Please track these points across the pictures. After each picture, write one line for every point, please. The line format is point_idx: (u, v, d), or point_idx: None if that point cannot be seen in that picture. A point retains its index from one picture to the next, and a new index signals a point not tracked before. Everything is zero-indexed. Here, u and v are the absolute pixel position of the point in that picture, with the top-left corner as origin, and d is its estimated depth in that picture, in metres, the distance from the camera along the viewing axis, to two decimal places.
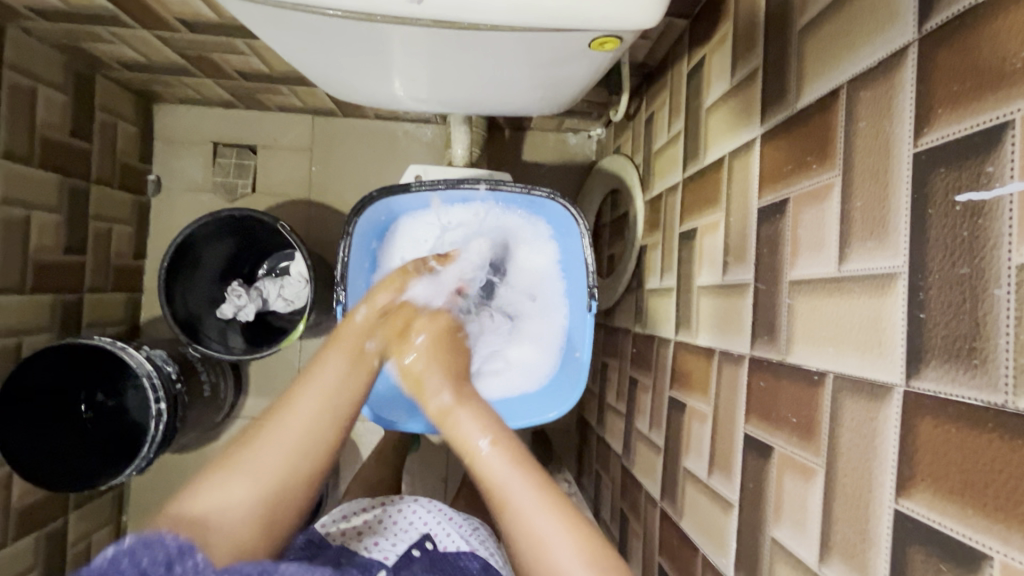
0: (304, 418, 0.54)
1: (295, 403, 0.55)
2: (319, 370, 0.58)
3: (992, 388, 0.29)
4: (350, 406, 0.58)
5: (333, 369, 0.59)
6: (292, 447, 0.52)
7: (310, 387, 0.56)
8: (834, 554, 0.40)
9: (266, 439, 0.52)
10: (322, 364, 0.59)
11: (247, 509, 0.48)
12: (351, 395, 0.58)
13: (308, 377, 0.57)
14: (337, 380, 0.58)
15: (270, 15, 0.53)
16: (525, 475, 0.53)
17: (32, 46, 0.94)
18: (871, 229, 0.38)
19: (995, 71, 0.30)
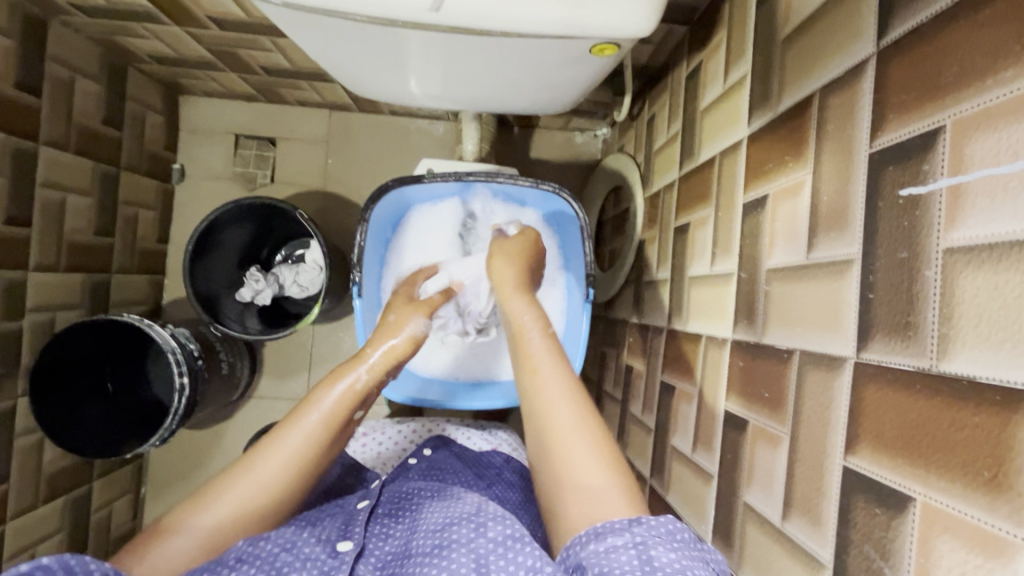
0: (256, 488, 0.54)
1: (257, 463, 0.56)
2: (285, 436, 0.57)
3: (920, 355, 0.34)
4: (313, 470, 0.58)
5: (304, 432, 0.58)
6: (239, 510, 0.53)
7: (274, 453, 0.56)
8: (795, 511, 0.45)
9: (214, 500, 0.53)
10: (291, 427, 0.58)
11: (190, 561, 0.50)
12: (315, 462, 0.58)
13: (271, 443, 0.57)
14: (303, 450, 0.57)
15: (300, 18, 0.58)
16: (580, 418, 0.54)
17: (72, 40, 1.00)
18: (835, 220, 0.43)
19: (933, 84, 0.35)
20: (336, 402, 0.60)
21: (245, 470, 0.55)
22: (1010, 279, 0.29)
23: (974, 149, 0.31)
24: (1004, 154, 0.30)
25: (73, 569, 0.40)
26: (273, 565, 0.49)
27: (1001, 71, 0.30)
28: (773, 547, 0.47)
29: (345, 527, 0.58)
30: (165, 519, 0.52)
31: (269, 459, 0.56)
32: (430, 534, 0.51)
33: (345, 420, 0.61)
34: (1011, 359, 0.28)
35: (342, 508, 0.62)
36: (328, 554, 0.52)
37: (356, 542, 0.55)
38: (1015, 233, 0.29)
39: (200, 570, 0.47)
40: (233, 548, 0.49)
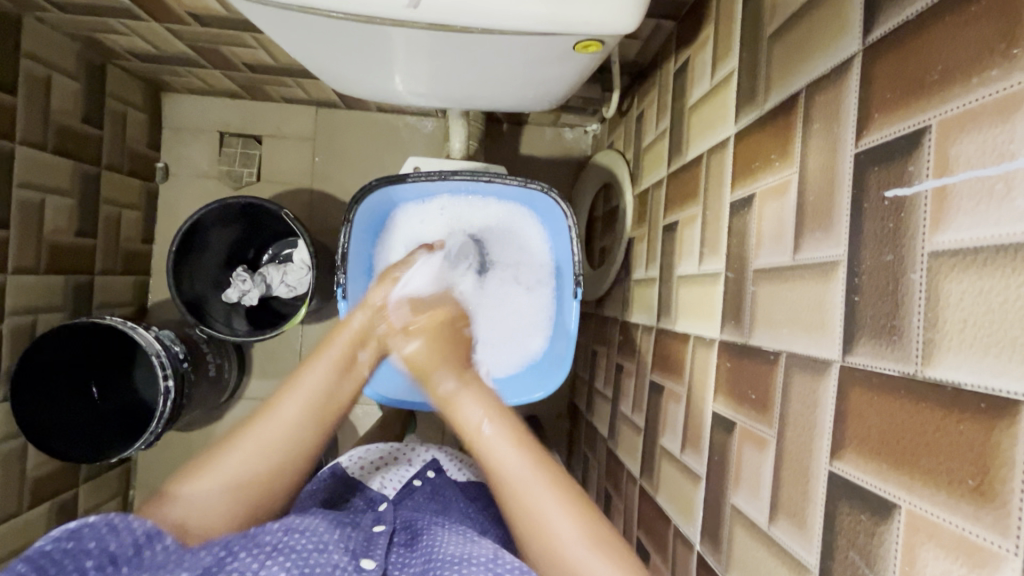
0: (277, 426, 0.57)
1: (279, 406, 0.58)
2: (302, 377, 0.60)
3: (905, 360, 0.33)
4: (332, 408, 0.60)
5: (316, 372, 0.61)
6: (265, 449, 0.55)
7: (294, 394, 0.59)
8: (781, 515, 0.44)
9: (239, 440, 0.55)
10: (304, 373, 0.60)
11: (221, 503, 0.52)
12: (335, 401, 0.61)
13: (289, 388, 0.59)
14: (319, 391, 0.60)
15: (277, 15, 0.56)
16: (532, 458, 0.55)
17: (48, 37, 0.98)
18: (821, 221, 0.42)
19: (919, 83, 0.34)
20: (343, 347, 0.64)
21: (269, 412, 0.57)
22: (995, 284, 0.28)
23: (959, 150, 0.31)
24: (989, 155, 0.29)
25: (116, 527, 0.46)
26: (303, 564, 0.46)
27: (987, 70, 0.30)
28: (760, 550, 0.46)
29: (366, 544, 0.54)
30: (193, 465, 0.54)
31: (289, 400, 0.58)
32: (451, 564, 0.48)
33: (352, 357, 0.64)
34: (997, 366, 0.28)
35: (359, 525, 0.58)
36: (352, 567, 0.48)
37: (378, 561, 0.51)
38: (1001, 236, 0.28)
39: (235, 540, 0.48)
40: (267, 532, 0.49)
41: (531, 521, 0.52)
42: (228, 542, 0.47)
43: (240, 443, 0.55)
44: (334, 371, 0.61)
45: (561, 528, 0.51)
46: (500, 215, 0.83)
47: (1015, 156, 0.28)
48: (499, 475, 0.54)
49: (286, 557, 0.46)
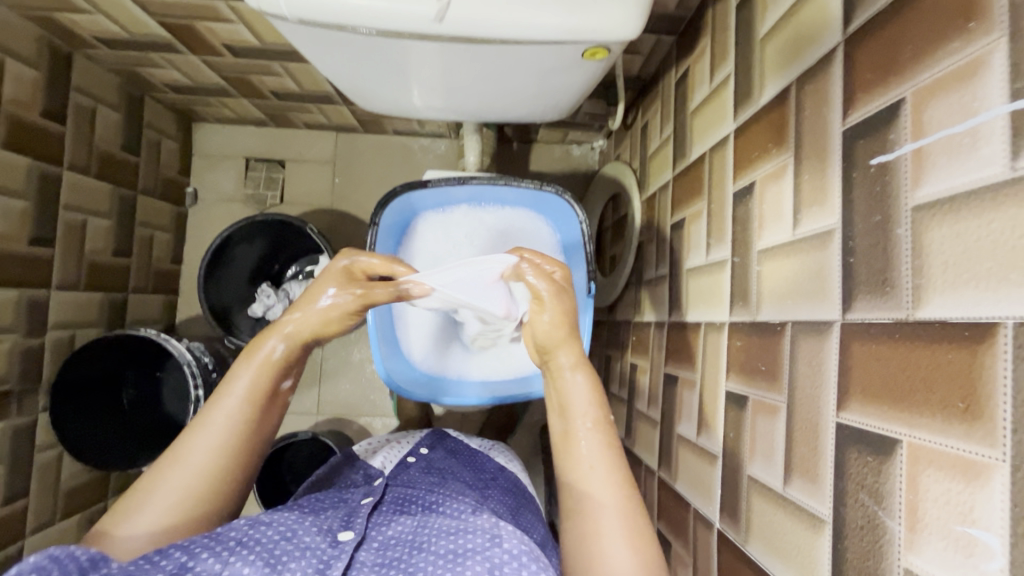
0: (191, 470, 0.55)
1: (186, 450, 0.56)
2: (206, 421, 0.57)
3: (898, 307, 0.36)
4: (248, 444, 0.58)
5: (223, 415, 0.57)
6: (181, 495, 0.53)
7: (199, 438, 0.56)
8: (795, 475, 0.46)
9: (155, 487, 0.53)
10: (211, 410, 0.58)
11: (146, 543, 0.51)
12: (247, 434, 0.58)
13: (200, 426, 0.57)
14: (233, 423, 0.57)
15: (312, 34, 0.62)
16: (608, 466, 0.57)
17: (94, 72, 1.07)
18: (816, 196, 0.46)
19: (893, 61, 0.38)
20: (252, 379, 0.59)
21: (179, 457, 0.55)
22: (970, 227, 0.32)
23: (931, 114, 0.35)
24: (956, 116, 0.33)
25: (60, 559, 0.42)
26: (273, 552, 0.48)
27: (951, 42, 0.34)
28: (776, 512, 0.48)
29: (348, 517, 0.56)
30: (117, 510, 0.53)
31: (196, 442, 0.56)
32: (445, 536, 0.50)
33: (271, 391, 0.61)
34: (979, 297, 0.31)
35: (345, 502, 0.60)
36: (328, 544, 0.51)
37: (358, 530, 0.53)
38: (972, 183, 0.32)
39: (196, 540, 0.46)
40: (232, 529, 0.49)
41: (585, 520, 0.54)
42: (187, 543, 0.46)
43: (156, 487, 0.53)
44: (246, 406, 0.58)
45: (615, 547, 0.51)
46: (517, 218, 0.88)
47: (979, 112, 0.31)
48: (580, 486, 0.56)
49: (253, 550, 0.47)
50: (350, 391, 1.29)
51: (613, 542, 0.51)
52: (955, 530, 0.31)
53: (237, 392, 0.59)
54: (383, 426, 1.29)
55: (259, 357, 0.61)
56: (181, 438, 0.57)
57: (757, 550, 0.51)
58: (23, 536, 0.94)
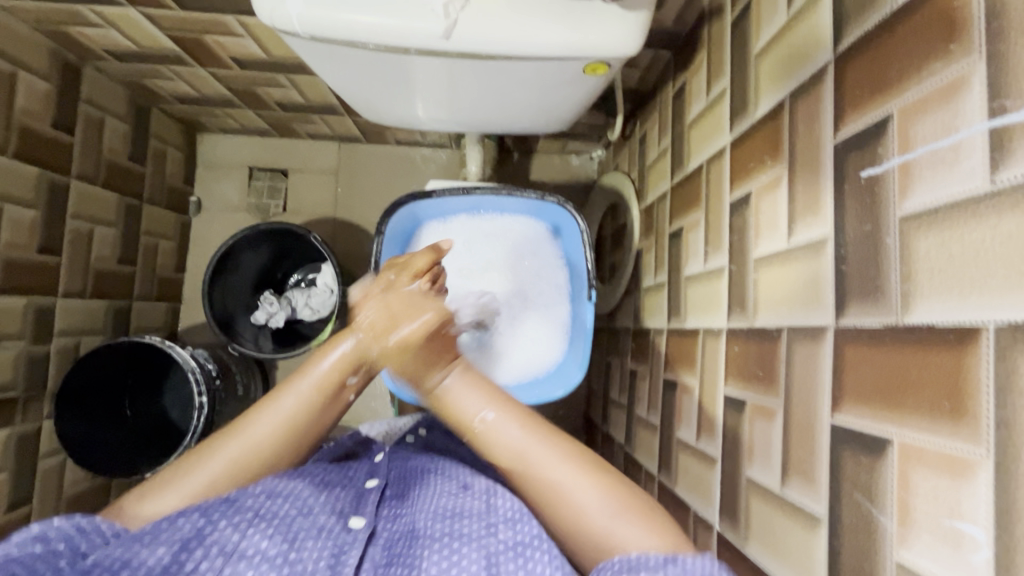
0: (244, 445, 0.55)
1: (248, 427, 0.56)
2: (278, 399, 0.57)
3: (888, 313, 0.38)
4: (305, 436, 0.57)
5: (293, 401, 0.57)
6: (228, 465, 0.54)
7: (267, 415, 0.56)
8: (792, 476, 0.48)
9: (198, 466, 0.54)
10: (285, 391, 0.57)
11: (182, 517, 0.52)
12: (307, 426, 0.57)
13: (268, 405, 0.57)
14: (296, 413, 0.57)
15: (322, 50, 0.64)
16: (553, 448, 0.53)
17: (103, 83, 1.09)
18: (810, 207, 0.48)
19: (881, 80, 0.40)
20: (327, 371, 0.58)
21: (241, 429, 0.56)
22: (954, 236, 0.34)
23: (917, 131, 0.37)
24: (940, 132, 0.35)
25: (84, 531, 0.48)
26: (289, 527, 0.50)
27: (935, 63, 0.36)
28: (774, 513, 0.50)
29: (357, 502, 0.57)
30: (158, 481, 0.54)
31: (261, 421, 0.56)
32: (442, 519, 0.52)
33: (337, 388, 0.59)
34: (962, 303, 0.33)
35: (350, 481, 0.60)
36: (340, 527, 0.52)
37: (368, 520, 0.54)
38: (956, 196, 0.33)
39: (215, 506, 0.50)
40: (248, 496, 0.51)
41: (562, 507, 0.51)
42: (206, 507, 0.50)
43: (215, 450, 0.54)
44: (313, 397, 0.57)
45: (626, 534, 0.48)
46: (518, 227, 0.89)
47: (960, 129, 0.33)
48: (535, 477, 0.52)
49: (269, 523, 0.50)
50: None
51: (588, 495, 0.50)
52: (943, 524, 0.33)
53: (309, 380, 0.58)
54: None
55: (336, 351, 0.60)
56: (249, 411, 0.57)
57: (756, 551, 0.52)
58: None
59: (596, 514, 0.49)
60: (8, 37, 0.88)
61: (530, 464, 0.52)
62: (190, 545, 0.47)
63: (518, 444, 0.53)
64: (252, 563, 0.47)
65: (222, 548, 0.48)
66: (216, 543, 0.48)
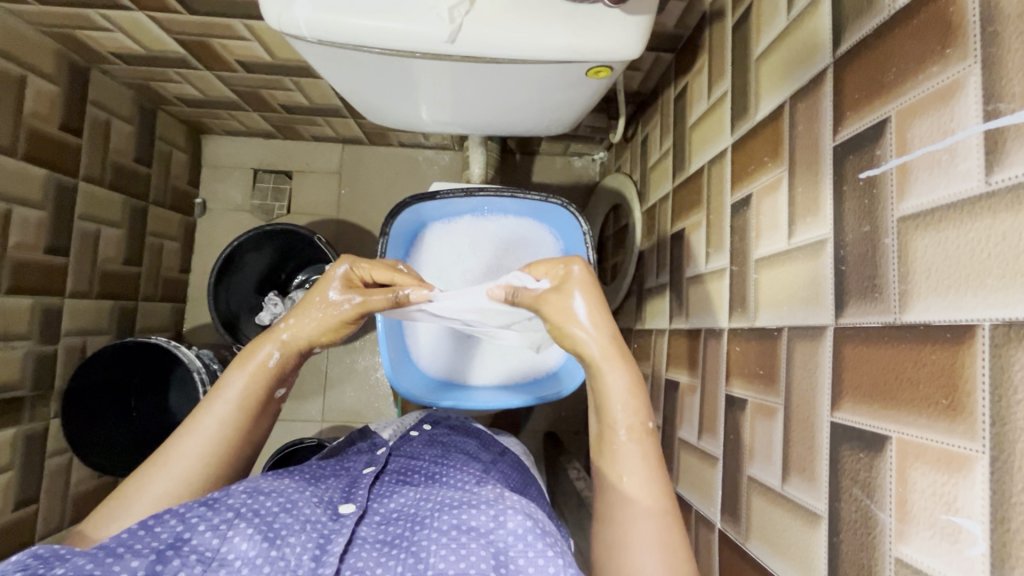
0: (174, 481, 0.55)
1: (170, 457, 0.56)
2: (198, 423, 0.59)
3: (886, 312, 0.39)
4: (231, 451, 0.59)
5: (213, 419, 0.59)
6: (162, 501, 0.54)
7: (187, 441, 0.58)
8: (793, 474, 0.48)
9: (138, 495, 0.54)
10: (202, 414, 0.60)
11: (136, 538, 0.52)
12: (231, 442, 0.59)
13: (186, 433, 0.58)
14: (221, 431, 0.59)
15: (328, 53, 0.65)
16: (653, 478, 0.53)
17: (108, 85, 1.10)
18: (810, 207, 0.49)
19: (878, 83, 0.41)
20: (244, 389, 0.61)
21: (164, 462, 0.56)
22: (950, 235, 0.34)
23: (914, 133, 0.37)
24: (935, 135, 0.36)
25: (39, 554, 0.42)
26: (272, 526, 0.49)
27: (931, 67, 0.36)
28: (775, 510, 0.50)
29: (348, 490, 0.57)
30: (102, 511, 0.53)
31: (183, 446, 0.57)
32: (448, 511, 0.51)
33: (262, 399, 0.62)
34: (959, 302, 0.33)
35: (346, 472, 0.62)
36: (329, 517, 0.52)
37: (358, 504, 0.55)
38: (950, 197, 0.34)
39: (193, 509, 0.48)
40: (229, 496, 0.50)
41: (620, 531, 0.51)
42: (184, 512, 0.48)
43: (144, 490, 0.54)
44: (231, 413, 0.60)
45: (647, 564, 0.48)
46: (521, 231, 0.90)
47: (956, 131, 0.34)
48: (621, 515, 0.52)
49: (251, 523, 0.48)
50: (353, 399, 1.31)
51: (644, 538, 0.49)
52: (940, 519, 0.33)
53: (225, 398, 0.61)
54: None
55: (253, 362, 0.63)
56: (166, 445, 0.58)
57: (758, 548, 0.53)
58: (32, 540, 0.95)
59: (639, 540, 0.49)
60: (17, 41, 0.89)
61: (626, 493, 0.52)
62: (165, 556, 0.44)
63: (632, 475, 0.53)
64: (235, 568, 0.45)
65: (202, 555, 0.45)
66: (196, 550, 0.46)
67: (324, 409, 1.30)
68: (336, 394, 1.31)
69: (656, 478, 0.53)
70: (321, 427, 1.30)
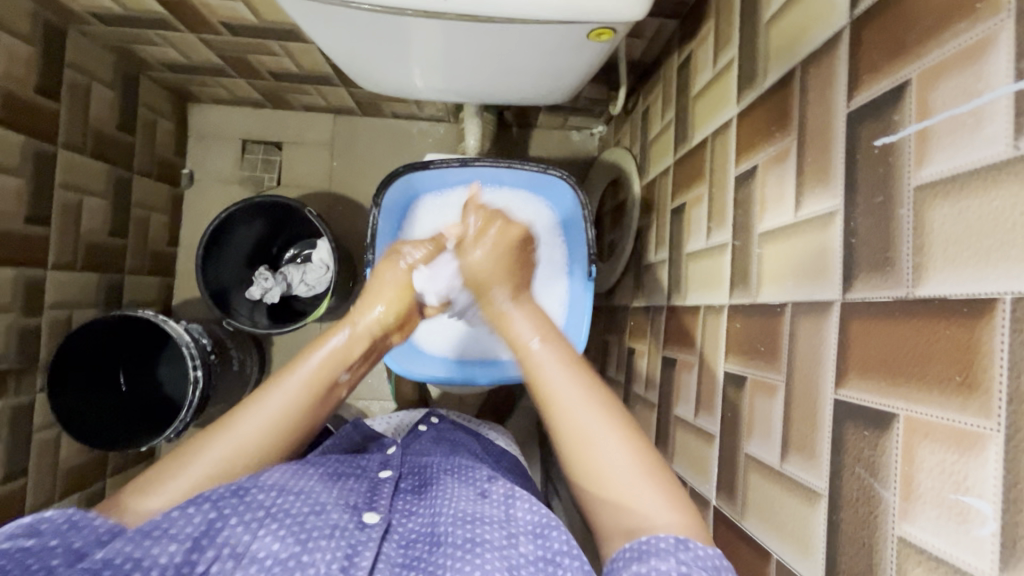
0: (234, 447, 0.53)
1: (235, 424, 0.54)
2: (268, 395, 0.55)
3: (897, 287, 0.37)
4: (292, 432, 0.56)
5: (284, 394, 0.56)
6: (219, 467, 0.52)
7: (254, 413, 0.54)
8: (793, 451, 0.47)
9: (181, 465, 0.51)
10: (274, 386, 0.56)
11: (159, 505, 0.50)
12: (294, 421, 0.56)
13: (256, 402, 0.55)
14: (288, 409, 0.55)
15: (317, 11, 0.62)
16: (592, 396, 0.53)
17: (88, 47, 1.05)
18: (820, 178, 0.47)
19: (899, 43, 0.39)
20: (319, 366, 0.58)
21: (228, 428, 0.54)
22: (972, 204, 0.32)
23: (936, 96, 0.35)
24: (960, 97, 0.33)
25: (79, 525, 0.45)
26: (304, 526, 0.47)
27: (958, 24, 0.34)
28: (773, 489, 0.50)
29: (369, 497, 0.55)
30: (149, 477, 0.51)
31: (250, 416, 0.54)
32: (461, 525, 0.49)
33: (330, 384, 0.59)
34: (977, 275, 0.32)
35: (364, 474, 0.59)
36: (356, 524, 0.49)
37: (382, 515, 0.52)
38: (973, 163, 0.32)
39: (225, 498, 0.48)
40: (261, 490, 0.49)
41: (584, 464, 0.50)
42: (217, 498, 0.48)
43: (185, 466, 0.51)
44: (305, 393, 0.56)
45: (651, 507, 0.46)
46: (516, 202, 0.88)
47: (983, 93, 0.32)
48: (573, 430, 0.51)
49: (283, 524, 0.47)
50: None
51: (607, 448, 0.50)
52: (949, 499, 0.32)
53: (300, 376, 0.57)
54: (381, 410, 1.30)
55: (328, 344, 0.60)
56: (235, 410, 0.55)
57: (754, 525, 0.52)
58: (22, 514, 0.94)
59: (619, 474, 0.48)
60: None
61: (550, 392, 0.54)
62: (201, 544, 0.45)
63: (555, 376, 0.55)
64: (263, 566, 0.44)
65: (234, 550, 0.45)
66: (227, 543, 0.46)
67: None
68: None
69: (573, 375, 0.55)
70: None
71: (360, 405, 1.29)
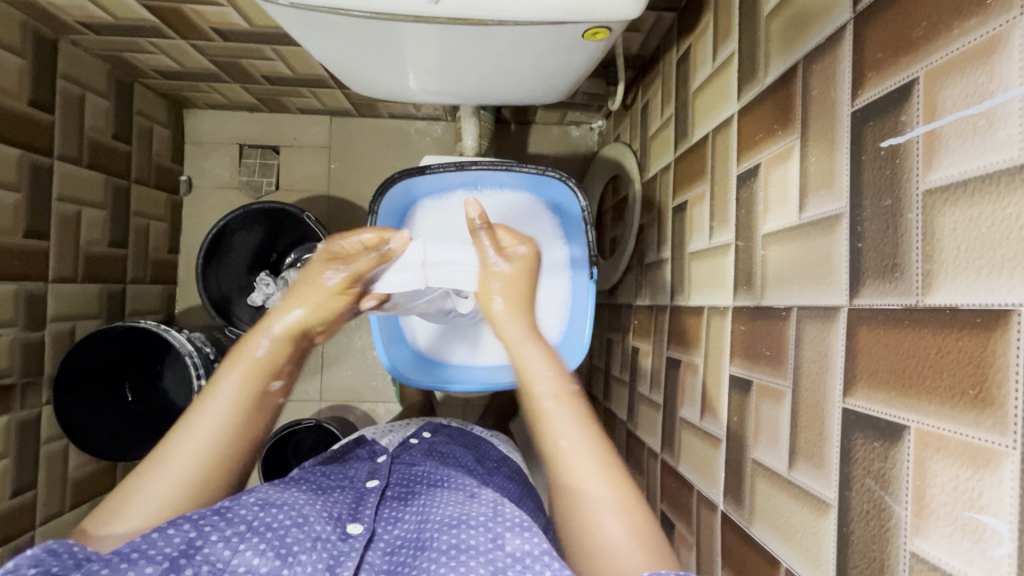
0: (172, 482, 0.51)
1: (164, 459, 0.52)
2: (191, 425, 0.54)
3: (905, 294, 0.36)
4: (228, 455, 0.54)
5: (208, 419, 0.54)
6: (167, 502, 0.50)
7: (180, 445, 0.53)
8: (801, 460, 0.46)
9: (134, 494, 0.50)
10: (195, 412, 0.54)
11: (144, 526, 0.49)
12: (227, 443, 0.54)
13: (182, 430, 0.53)
14: (214, 437, 0.53)
15: (306, 18, 0.60)
16: (603, 467, 0.54)
17: (80, 57, 1.04)
18: (824, 180, 0.45)
19: (905, 40, 0.37)
20: (240, 382, 0.57)
21: (156, 465, 0.51)
22: (985, 209, 0.31)
23: (945, 95, 0.34)
24: (971, 98, 0.32)
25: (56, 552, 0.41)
26: (285, 540, 0.47)
27: (967, 20, 0.33)
28: (781, 496, 0.49)
29: (354, 508, 0.56)
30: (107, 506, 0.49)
31: (178, 449, 0.52)
32: (446, 530, 0.48)
33: (259, 393, 0.58)
34: (991, 283, 0.31)
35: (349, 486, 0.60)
36: (339, 536, 0.50)
37: (366, 525, 0.53)
38: (987, 166, 0.31)
39: (206, 517, 0.46)
40: (241, 505, 0.48)
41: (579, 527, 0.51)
42: (196, 519, 0.46)
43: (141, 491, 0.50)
44: (232, 414, 0.55)
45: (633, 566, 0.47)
46: (515, 202, 0.87)
47: (995, 94, 0.31)
48: (572, 485, 0.53)
49: (262, 537, 0.46)
50: (350, 377, 1.29)
51: (607, 517, 0.50)
52: (963, 516, 0.31)
53: (219, 398, 0.56)
54: (387, 412, 1.30)
55: (243, 358, 0.59)
56: (161, 442, 0.53)
57: (762, 532, 0.51)
58: (33, 526, 0.95)
59: (615, 538, 0.49)
60: None
61: (564, 457, 0.55)
62: (180, 562, 0.42)
63: (570, 443, 0.56)
64: None
65: (213, 565, 0.43)
66: (207, 560, 0.43)
67: (322, 389, 1.28)
68: (335, 373, 1.29)
69: (585, 430, 0.58)
70: (320, 408, 1.28)
71: (366, 408, 1.29)
